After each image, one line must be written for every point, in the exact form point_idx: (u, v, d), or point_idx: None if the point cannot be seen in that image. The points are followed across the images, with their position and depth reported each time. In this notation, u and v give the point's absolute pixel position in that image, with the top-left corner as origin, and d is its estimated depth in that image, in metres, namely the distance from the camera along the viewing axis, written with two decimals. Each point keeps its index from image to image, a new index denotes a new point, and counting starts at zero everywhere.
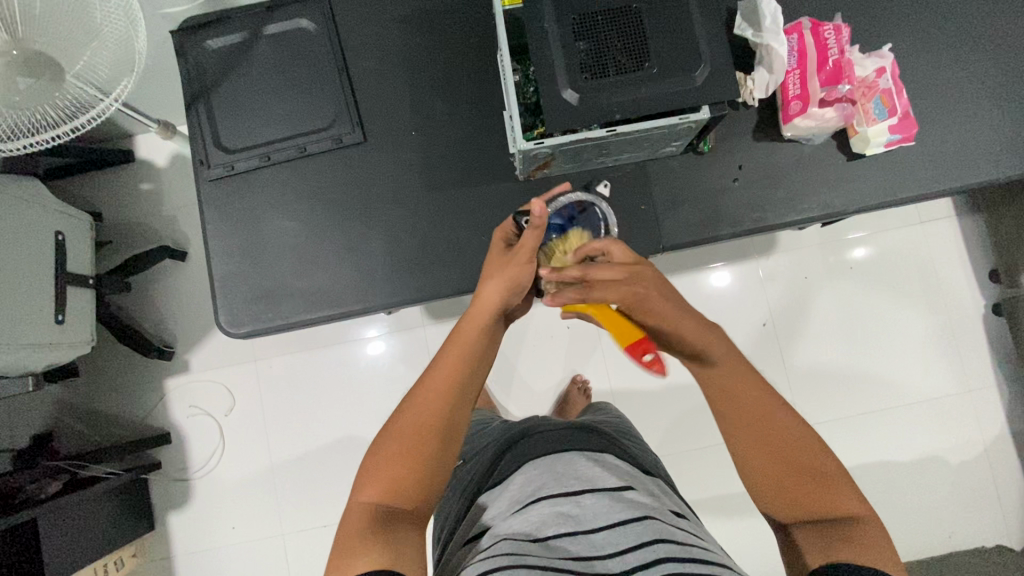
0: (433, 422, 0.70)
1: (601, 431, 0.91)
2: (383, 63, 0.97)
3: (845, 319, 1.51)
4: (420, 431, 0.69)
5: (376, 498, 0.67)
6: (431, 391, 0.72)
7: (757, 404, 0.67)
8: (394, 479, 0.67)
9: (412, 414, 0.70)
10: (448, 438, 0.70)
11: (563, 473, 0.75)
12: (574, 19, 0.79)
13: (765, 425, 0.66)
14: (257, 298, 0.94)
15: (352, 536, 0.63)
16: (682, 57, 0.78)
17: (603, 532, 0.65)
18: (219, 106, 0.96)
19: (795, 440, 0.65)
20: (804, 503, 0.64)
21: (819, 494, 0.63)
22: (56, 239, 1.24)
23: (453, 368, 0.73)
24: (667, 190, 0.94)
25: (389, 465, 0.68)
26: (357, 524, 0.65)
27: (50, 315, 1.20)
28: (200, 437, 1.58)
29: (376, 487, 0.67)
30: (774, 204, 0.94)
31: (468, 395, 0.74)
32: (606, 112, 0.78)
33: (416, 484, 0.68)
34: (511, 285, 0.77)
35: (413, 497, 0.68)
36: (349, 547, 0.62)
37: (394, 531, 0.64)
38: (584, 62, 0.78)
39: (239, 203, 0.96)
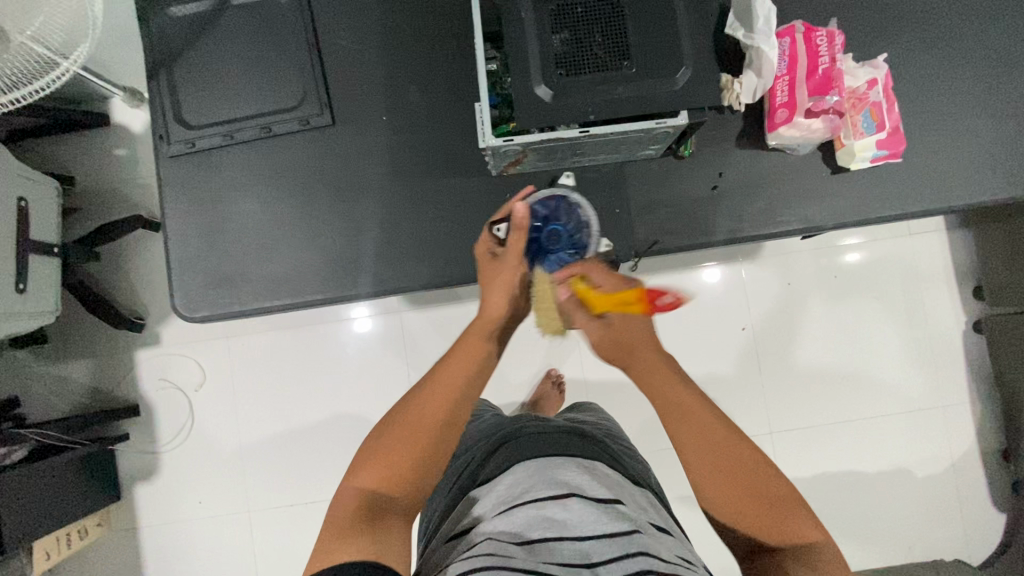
0: (437, 415, 0.72)
1: (593, 436, 0.90)
2: (358, 42, 0.92)
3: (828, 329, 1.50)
4: (428, 419, 0.72)
5: (372, 484, 0.67)
6: (440, 384, 0.74)
7: (715, 430, 0.68)
8: (392, 465, 0.69)
9: (418, 407, 0.72)
10: (451, 429, 0.73)
11: (551, 476, 0.75)
12: (553, 10, 0.74)
13: (724, 453, 0.66)
14: (213, 283, 0.90)
15: (343, 521, 0.63)
16: (662, 58, 0.74)
17: (591, 542, 0.64)
18: (182, 78, 0.91)
19: (753, 465, 0.66)
20: (749, 518, 0.64)
21: (775, 517, 0.63)
22: (19, 205, 1.18)
23: (459, 369, 0.75)
24: (644, 194, 0.91)
25: (388, 452, 0.69)
26: (352, 508, 0.65)
27: (10, 283, 1.16)
28: (169, 411, 1.57)
29: (374, 473, 0.68)
30: (753, 215, 0.91)
31: (471, 396, 0.76)
32: (579, 113, 0.75)
33: (411, 476, 0.69)
34: (512, 289, 0.80)
35: (405, 487, 0.68)
36: (338, 536, 0.62)
37: (386, 518, 0.65)
38: (559, 56, 0.74)
39: (199, 181, 0.91)
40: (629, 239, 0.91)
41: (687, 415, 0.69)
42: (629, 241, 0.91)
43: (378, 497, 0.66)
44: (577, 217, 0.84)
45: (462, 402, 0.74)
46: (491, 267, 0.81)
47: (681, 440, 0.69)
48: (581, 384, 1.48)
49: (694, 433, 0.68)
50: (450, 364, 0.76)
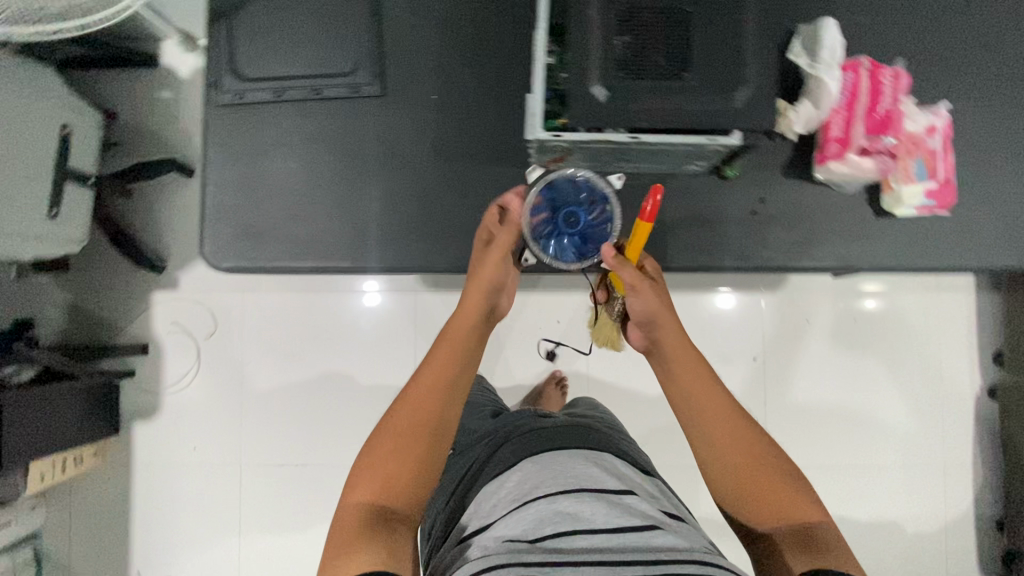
0: (425, 423, 0.78)
1: (598, 429, 0.93)
2: (418, 16, 0.92)
3: (841, 373, 1.48)
4: (419, 426, 0.78)
5: (376, 494, 0.74)
6: (423, 394, 0.80)
7: (740, 431, 0.79)
8: (388, 475, 0.75)
9: (406, 416, 0.78)
10: (443, 432, 0.79)
11: (560, 471, 0.77)
12: (620, 11, 0.74)
13: (748, 447, 0.78)
14: (242, 236, 0.91)
15: (352, 532, 0.70)
16: (723, 74, 0.73)
17: (603, 535, 0.66)
18: (241, 29, 0.92)
19: (767, 458, 0.78)
20: (770, 506, 0.75)
21: (788, 500, 0.75)
22: (62, 131, 1.20)
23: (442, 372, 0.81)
24: (682, 209, 0.90)
25: (384, 463, 0.75)
26: (357, 520, 0.71)
27: (44, 208, 1.18)
28: (177, 354, 1.59)
29: (373, 486, 0.74)
30: (788, 247, 0.90)
31: (454, 397, 0.81)
32: (631, 118, 0.74)
33: (408, 487, 0.75)
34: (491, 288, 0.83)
35: (404, 496, 0.74)
36: (349, 544, 0.68)
37: (393, 529, 0.71)
38: (619, 59, 0.74)
39: (243, 134, 0.91)
40: (660, 253, 0.90)
41: (719, 413, 0.80)
42: (660, 255, 0.90)
43: (382, 509, 0.73)
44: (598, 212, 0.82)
45: (447, 404, 0.80)
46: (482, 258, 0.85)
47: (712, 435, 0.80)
48: (585, 389, 1.48)
49: (722, 427, 0.79)
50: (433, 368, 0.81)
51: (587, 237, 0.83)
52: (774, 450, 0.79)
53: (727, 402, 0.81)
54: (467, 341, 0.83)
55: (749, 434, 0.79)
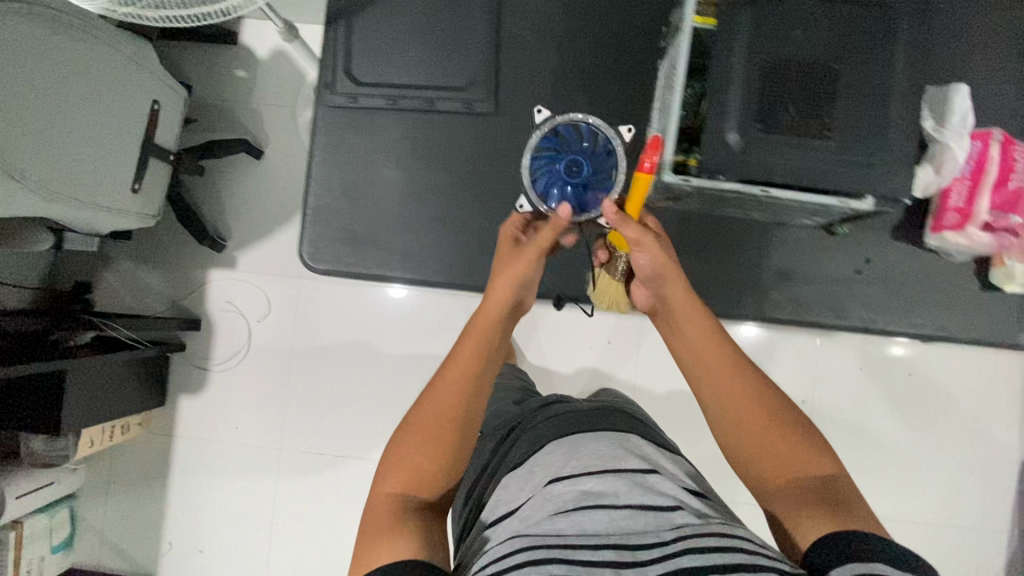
0: (454, 410, 0.69)
1: (623, 410, 0.85)
2: (538, 36, 0.91)
3: (911, 432, 1.27)
4: (445, 411, 0.69)
5: (402, 485, 0.66)
6: (450, 381, 0.70)
7: (746, 382, 0.70)
8: (415, 467, 0.66)
9: (431, 404, 0.69)
10: (469, 421, 0.70)
11: (584, 452, 0.69)
12: (767, 62, 0.72)
13: (760, 398, 0.69)
14: (342, 240, 0.91)
15: (378, 523, 0.62)
16: (865, 137, 0.72)
17: (630, 515, 0.58)
18: (359, 31, 0.91)
19: (773, 409, 0.68)
20: (777, 464, 0.65)
21: (796, 455, 0.65)
22: (152, 107, 1.18)
23: (473, 359, 0.71)
24: (784, 261, 0.89)
25: (410, 452, 0.67)
26: (385, 512, 0.63)
27: (128, 182, 1.16)
28: (228, 333, 1.60)
29: (400, 476, 0.66)
30: (888, 310, 0.89)
31: (483, 387, 0.72)
32: (765, 171, 0.72)
33: (435, 478, 0.67)
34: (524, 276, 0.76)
35: (433, 487, 0.67)
36: (375, 534, 0.61)
37: (422, 521, 0.63)
38: (760, 110, 0.72)
39: (353, 139, 0.91)
40: (757, 302, 0.89)
41: (724, 365, 0.72)
42: (757, 305, 0.89)
43: (410, 501, 0.65)
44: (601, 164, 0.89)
45: (477, 397, 0.71)
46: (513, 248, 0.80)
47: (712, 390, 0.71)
48: None
49: (725, 376, 0.71)
50: (458, 355, 0.72)
51: (594, 185, 0.88)
52: (780, 398, 0.69)
53: (726, 349, 0.72)
54: (493, 326, 0.74)
55: (746, 379, 0.70)
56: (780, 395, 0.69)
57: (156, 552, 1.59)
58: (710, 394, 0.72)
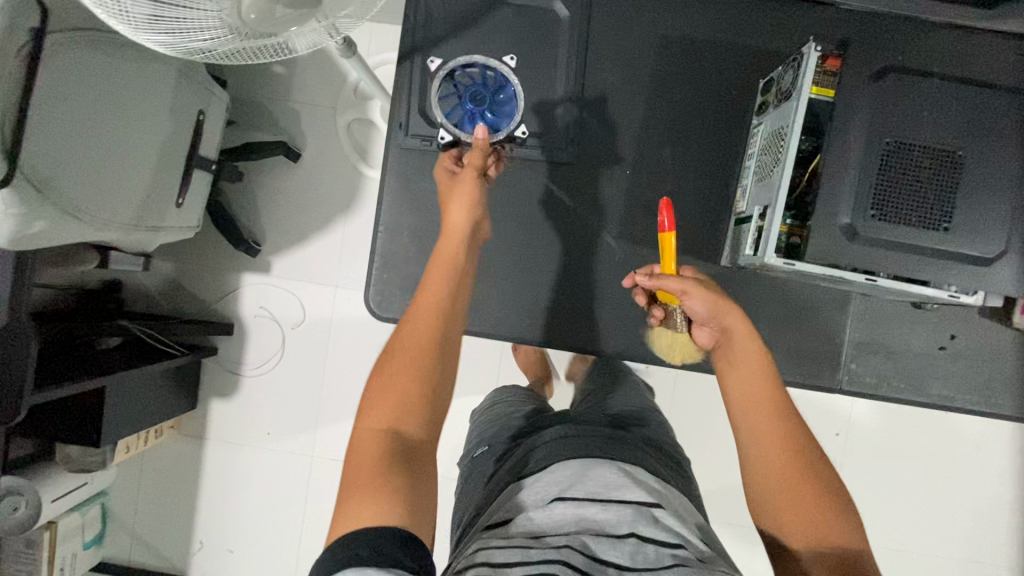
0: (428, 334, 0.66)
1: (630, 427, 0.81)
2: (625, 84, 0.86)
3: (954, 482, 1.27)
4: (419, 340, 0.66)
5: (388, 423, 0.59)
6: (419, 308, 0.68)
7: (787, 428, 0.65)
8: (395, 398, 0.60)
9: (406, 333, 0.66)
10: (443, 349, 0.66)
11: (594, 475, 0.66)
12: (887, 145, 0.68)
13: (793, 446, 0.65)
14: (410, 289, 0.87)
15: (361, 468, 0.55)
16: (984, 231, 0.68)
17: (631, 548, 0.57)
18: (435, 67, 0.85)
19: (806, 463, 0.63)
20: (801, 519, 0.61)
21: (823, 516, 0.60)
22: (197, 118, 1.11)
23: (437, 288, 0.70)
24: (865, 333, 0.87)
25: (389, 384, 0.61)
26: (368, 454, 0.56)
27: (172, 197, 1.10)
28: (260, 339, 1.57)
29: (382, 411, 0.59)
30: (969, 389, 0.86)
31: (452, 316, 0.69)
32: (875, 260, 0.69)
33: (417, 407, 0.61)
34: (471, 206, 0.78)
35: (420, 424, 0.60)
36: (357, 485, 0.53)
37: (409, 462, 0.56)
38: (875, 195, 0.69)
39: (424, 182, 0.87)
40: (835, 374, 0.87)
41: (758, 399, 0.68)
42: (834, 377, 0.86)
43: (394, 437, 0.58)
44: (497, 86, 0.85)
45: (448, 324, 0.69)
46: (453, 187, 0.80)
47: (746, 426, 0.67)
48: None
49: (763, 417, 0.67)
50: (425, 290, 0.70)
51: (495, 108, 0.85)
52: (817, 455, 0.64)
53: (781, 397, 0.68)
54: (453, 269, 0.73)
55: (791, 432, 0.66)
56: (818, 452, 0.64)
57: (185, 551, 1.59)
58: (745, 430, 0.68)
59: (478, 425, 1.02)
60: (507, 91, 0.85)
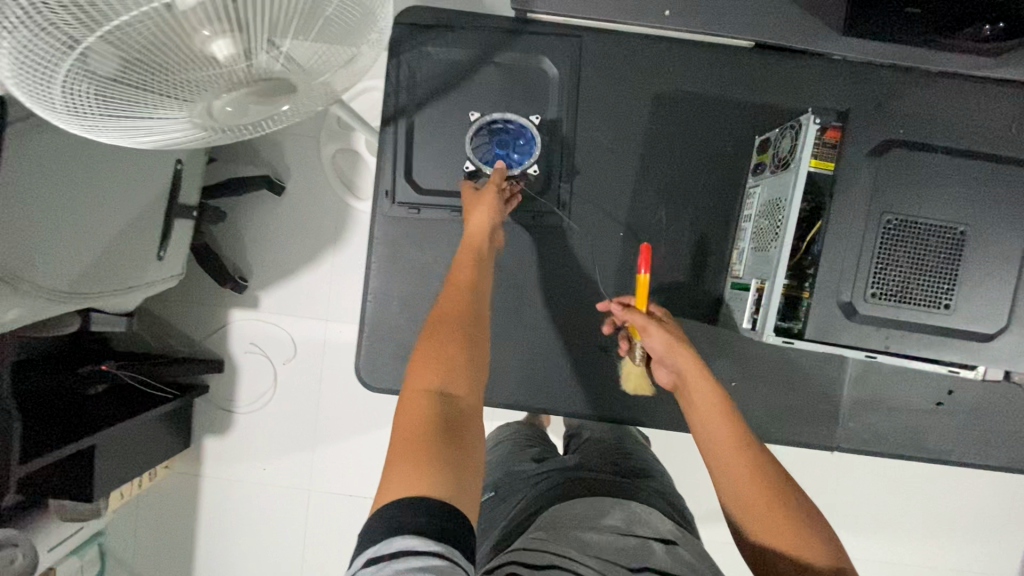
0: (467, 302, 0.64)
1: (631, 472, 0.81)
2: (618, 142, 0.83)
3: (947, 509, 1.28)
4: (456, 309, 0.64)
5: (437, 382, 0.57)
6: (454, 284, 0.66)
7: (755, 453, 0.62)
8: (441, 360, 0.58)
9: (444, 306, 0.64)
10: (481, 322, 0.64)
11: (603, 508, 0.67)
12: (887, 220, 0.67)
13: (767, 472, 0.62)
14: (402, 359, 0.85)
15: (412, 429, 0.52)
16: (986, 307, 0.67)
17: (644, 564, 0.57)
18: (420, 130, 0.82)
19: (781, 486, 0.61)
20: (783, 543, 0.60)
21: (802, 537, 0.59)
22: (176, 167, 1.05)
23: (470, 268, 0.68)
24: (861, 390, 0.86)
25: (434, 347, 0.59)
26: (417, 416, 0.53)
27: (153, 251, 1.04)
28: (252, 375, 1.53)
29: (429, 372, 0.57)
30: (966, 444, 0.86)
31: (484, 289, 0.68)
32: (876, 341, 0.67)
33: (465, 367, 0.58)
34: (497, 212, 0.73)
35: (467, 382, 0.58)
36: (409, 451, 0.50)
37: (459, 426, 0.54)
38: (875, 272, 0.67)
39: (412, 249, 0.84)
40: (833, 432, 0.86)
41: (723, 436, 0.64)
42: (832, 435, 0.86)
43: (444, 399, 0.55)
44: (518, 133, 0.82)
45: (482, 290, 0.67)
46: (474, 194, 0.76)
47: (713, 458, 0.64)
48: None
49: (732, 447, 0.63)
50: (454, 272, 0.68)
51: (519, 151, 0.82)
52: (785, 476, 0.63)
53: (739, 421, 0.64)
54: (478, 250, 0.70)
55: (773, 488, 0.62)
56: (784, 470, 0.63)
57: None
58: (712, 457, 0.64)
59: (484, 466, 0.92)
60: (528, 135, 0.81)
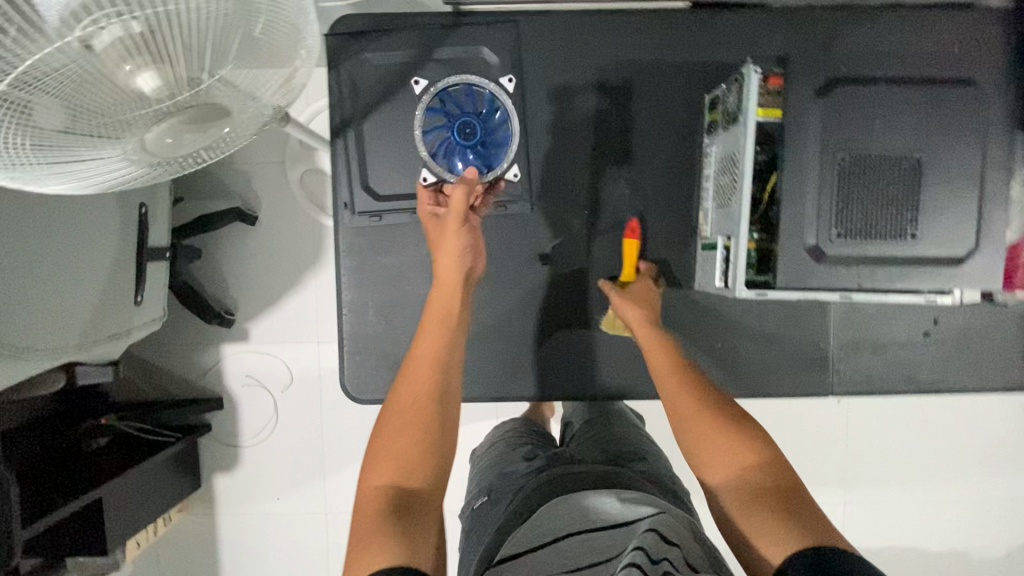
0: (430, 389, 0.68)
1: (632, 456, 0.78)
2: (569, 121, 0.83)
3: None
4: (417, 403, 0.67)
5: (393, 479, 0.61)
6: (420, 360, 0.70)
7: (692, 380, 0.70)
8: (401, 455, 0.62)
9: (408, 390, 0.68)
10: (446, 407, 0.68)
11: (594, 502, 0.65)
12: (843, 158, 0.67)
13: (705, 394, 0.69)
14: (387, 367, 0.85)
15: (368, 520, 0.56)
16: (954, 231, 0.67)
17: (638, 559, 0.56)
18: (370, 138, 0.82)
19: (720, 406, 0.67)
20: (721, 449, 0.63)
21: (740, 444, 0.63)
22: (140, 212, 1.04)
23: (437, 341, 0.72)
24: (848, 332, 0.86)
25: (395, 439, 0.64)
26: (376, 506, 0.58)
27: (129, 297, 1.03)
28: (252, 408, 1.48)
29: (390, 467, 0.61)
30: (958, 369, 0.86)
31: (451, 367, 0.71)
32: (849, 281, 0.67)
33: (427, 465, 0.62)
34: (461, 254, 0.76)
35: (428, 478, 0.62)
36: (366, 534, 0.54)
37: (415, 516, 0.57)
38: (838, 212, 0.67)
39: (380, 256, 0.84)
40: (825, 376, 0.86)
41: (663, 366, 0.73)
42: (824, 380, 0.86)
43: (402, 495, 0.59)
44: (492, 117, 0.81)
45: (449, 374, 0.71)
46: (437, 224, 0.78)
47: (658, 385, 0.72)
48: None
49: (671, 373, 0.72)
50: (424, 341, 0.72)
51: (490, 135, 0.81)
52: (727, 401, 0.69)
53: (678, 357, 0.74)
54: (447, 319, 0.74)
55: (725, 425, 0.65)
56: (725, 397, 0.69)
57: None
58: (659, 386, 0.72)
59: (479, 468, 0.90)
60: (499, 120, 0.81)
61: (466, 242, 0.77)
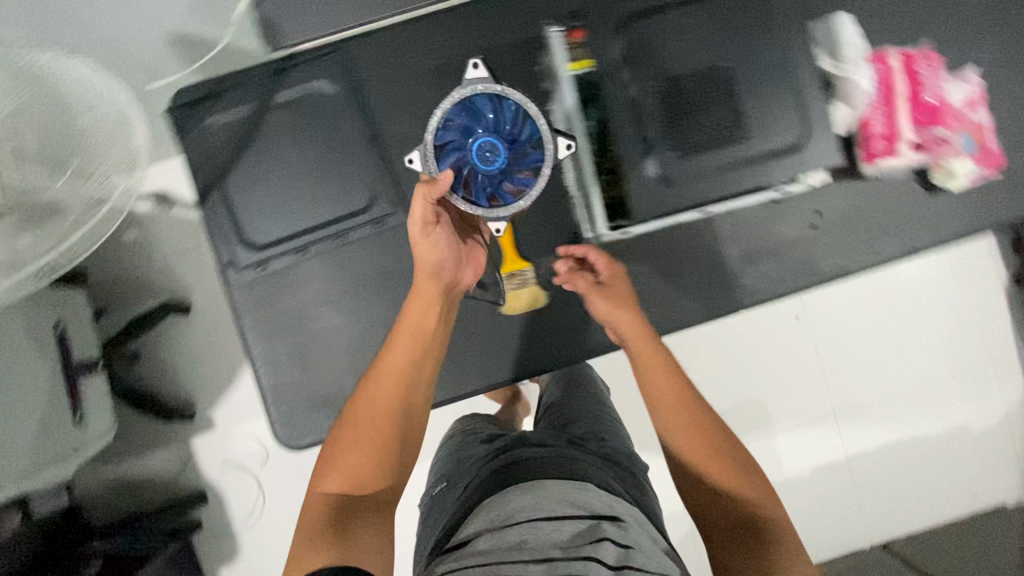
0: (387, 407, 0.73)
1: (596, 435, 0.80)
2: (420, 123, 0.84)
3: None
4: (376, 419, 0.73)
5: (342, 486, 0.70)
6: (383, 376, 0.74)
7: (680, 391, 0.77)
8: (354, 470, 0.71)
9: (367, 403, 0.73)
10: (406, 426, 0.75)
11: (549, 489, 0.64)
12: (658, 86, 0.80)
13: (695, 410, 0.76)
14: (315, 408, 0.85)
15: (313, 527, 0.67)
16: (771, 120, 0.81)
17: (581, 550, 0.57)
18: (236, 195, 0.84)
19: (711, 427, 0.76)
20: (718, 471, 0.73)
21: (732, 470, 0.73)
22: (56, 330, 0.97)
23: (407, 352, 0.74)
24: (746, 246, 0.85)
25: (348, 455, 0.72)
26: (322, 517, 0.68)
27: (68, 418, 0.96)
28: (238, 493, 1.25)
29: (338, 479, 0.70)
30: (860, 251, 0.85)
31: (418, 381, 0.76)
32: (694, 194, 0.82)
33: (372, 472, 0.72)
34: (432, 267, 0.75)
35: (377, 486, 0.72)
36: (308, 542, 0.65)
37: (355, 522, 0.68)
38: (667, 137, 0.81)
39: (278, 303, 0.85)
40: (733, 296, 0.84)
41: (651, 375, 0.77)
42: (735, 299, 0.84)
43: (346, 501, 0.70)
44: (500, 124, 0.74)
45: (411, 391, 0.75)
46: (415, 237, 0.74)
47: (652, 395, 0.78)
48: None
49: (663, 386, 0.77)
50: (393, 351, 0.74)
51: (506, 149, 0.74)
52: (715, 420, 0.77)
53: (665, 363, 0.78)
54: (421, 337, 0.75)
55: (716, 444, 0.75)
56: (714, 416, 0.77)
57: None
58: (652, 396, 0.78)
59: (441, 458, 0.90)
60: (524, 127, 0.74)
61: (439, 257, 0.75)
